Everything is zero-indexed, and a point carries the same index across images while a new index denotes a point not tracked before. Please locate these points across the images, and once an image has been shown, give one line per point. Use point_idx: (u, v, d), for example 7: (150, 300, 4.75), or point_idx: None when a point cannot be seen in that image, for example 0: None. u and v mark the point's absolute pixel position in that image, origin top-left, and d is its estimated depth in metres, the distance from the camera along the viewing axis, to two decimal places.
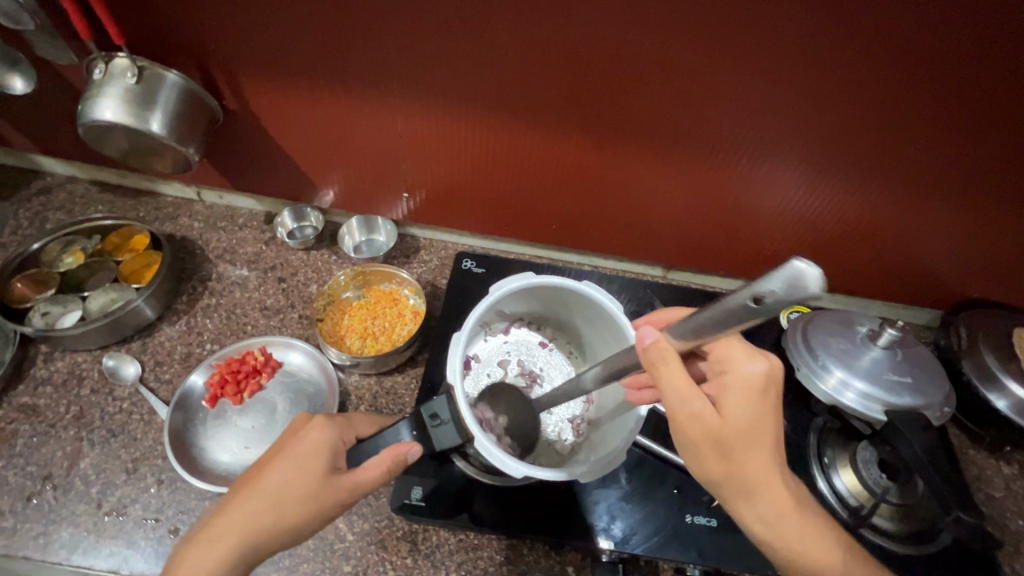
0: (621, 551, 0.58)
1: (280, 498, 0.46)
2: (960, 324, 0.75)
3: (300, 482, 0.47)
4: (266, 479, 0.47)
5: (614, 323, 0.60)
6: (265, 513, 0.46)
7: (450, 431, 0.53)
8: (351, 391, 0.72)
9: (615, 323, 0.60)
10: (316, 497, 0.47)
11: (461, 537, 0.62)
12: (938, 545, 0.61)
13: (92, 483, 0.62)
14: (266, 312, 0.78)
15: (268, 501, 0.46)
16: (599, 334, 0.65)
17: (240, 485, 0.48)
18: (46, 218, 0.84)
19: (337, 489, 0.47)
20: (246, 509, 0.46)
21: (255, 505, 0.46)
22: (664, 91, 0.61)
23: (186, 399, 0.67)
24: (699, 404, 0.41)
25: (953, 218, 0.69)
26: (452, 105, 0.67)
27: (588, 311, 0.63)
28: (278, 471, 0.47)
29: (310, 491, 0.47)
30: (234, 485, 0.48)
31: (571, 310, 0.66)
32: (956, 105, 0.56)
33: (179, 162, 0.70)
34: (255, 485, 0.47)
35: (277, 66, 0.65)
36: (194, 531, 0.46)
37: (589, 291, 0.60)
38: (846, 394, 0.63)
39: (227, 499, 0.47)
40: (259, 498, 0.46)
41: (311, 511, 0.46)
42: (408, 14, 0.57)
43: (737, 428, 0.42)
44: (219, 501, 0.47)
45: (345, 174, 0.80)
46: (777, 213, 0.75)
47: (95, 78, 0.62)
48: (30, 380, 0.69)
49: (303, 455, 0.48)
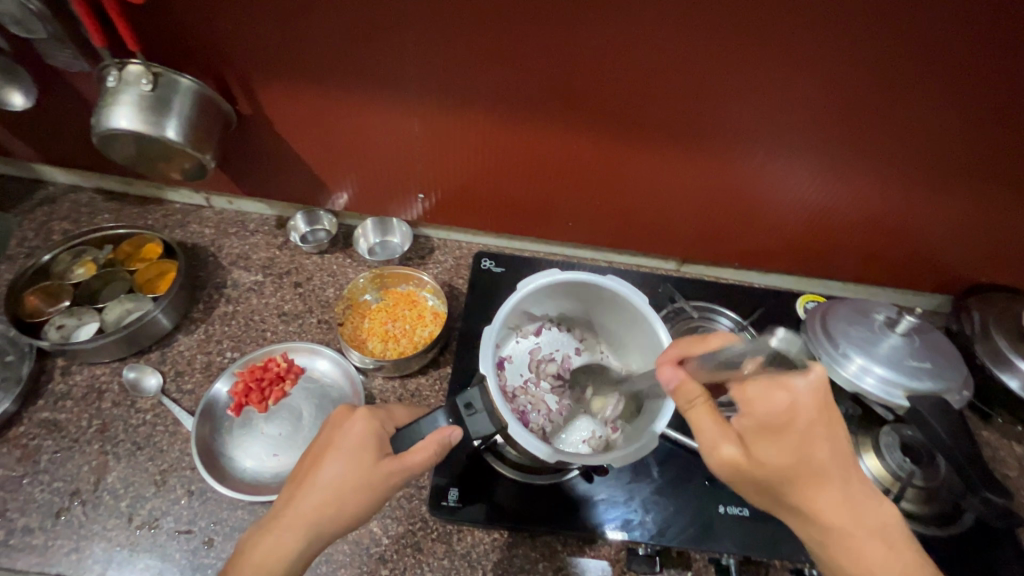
0: (657, 544, 0.60)
1: (337, 491, 0.47)
2: (972, 309, 0.77)
3: (354, 474, 0.48)
4: (320, 473, 0.48)
5: (646, 320, 0.62)
6: (324, 509, 0.47)
7: (484, 419, 0.54)
8: (375, 394, 0.72)
9: (647, 318, 0.61)
10: (374, 483, 0.48)
11: (495, 536, 0.62)
12: (961, 526, 0.63)
13: (121, 497, 0.61)
14: (284, 317, 0.77)
15: (327, 494, 0.47)
16: (630, 328, 0.67)
17: (296, 481, 0.49)
18: (51, 229, 0.82)
19: (387, 475, 0.48)
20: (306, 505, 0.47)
21: (313, 503, 0.47)
22: (685, 88, 0.61)
23: (211, 409, 0.67)
24: (728, 447, 0.43)
25: (964, 207, 0.70)
26: (470, 105, 0.66)
27: (618, 306, 0.65)
28: (329, 464, 0.48)
29: (365, 480, 0.48)
30: (292, 483, 0.49)
31: (603, 305, 0.67)
32: (975, 96, 0.57)
33: (194, 168, 0.68)
34: (312, 480, 0.48)
35: (293, 69, 0.64)
36: (259, 530, 0.47)
37: (617, 286, 0.62)
38: (865, 380, 0.64)
39: (290, 493, 0.48)
40: (321, 491, 0.47)
41: (369, 501, 0.48)
42: (429, 15, 0.56)
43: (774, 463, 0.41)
44: (279, 499, 0.49)
45: (359, 176, 0.79)
46: (791, 206, 0.76)
47: (109, 86, 0.61)
48: (49, 395, 0.68)
49: (353, 446, 0.49)
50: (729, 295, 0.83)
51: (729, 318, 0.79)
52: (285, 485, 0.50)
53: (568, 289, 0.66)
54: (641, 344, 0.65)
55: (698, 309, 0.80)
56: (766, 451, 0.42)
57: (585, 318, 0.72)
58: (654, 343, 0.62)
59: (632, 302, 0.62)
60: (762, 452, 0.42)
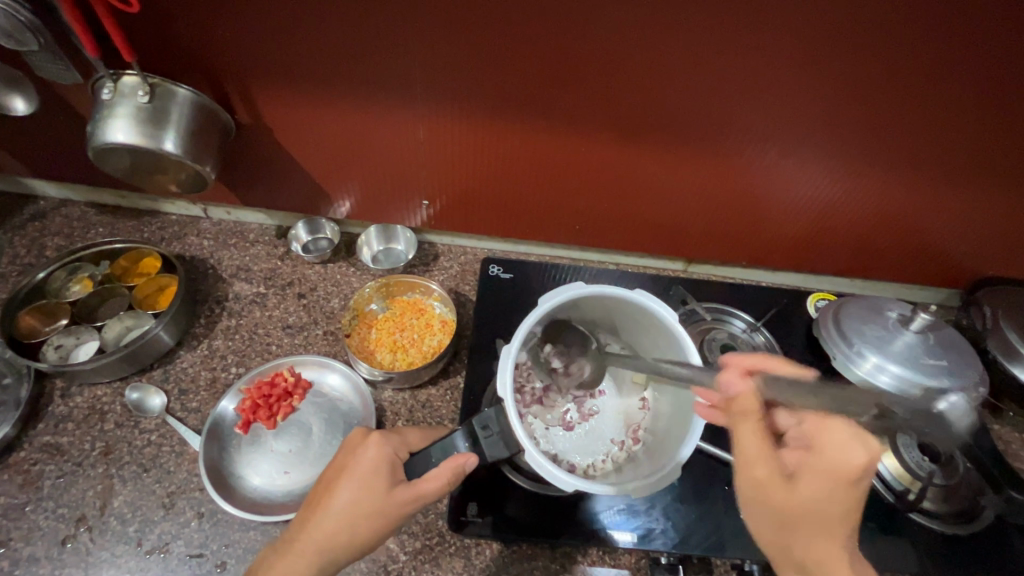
0: (679, 552, 0.59)
1: (352, 515, 0.46)
2: (982, 304, 0.77)
3: (365, 498, 0.47)
4: (334, 499, 0.47)
5: (674, 338, 0.59)
6: (340, 528, 0.46)
7: (498, 443, 0.52)
8: (386, 407, 0.70)
9: (672, 333, 0.59)
10: (385, 510, 0.47)
11: (514, 549, 0.61)
12: (982, 522, 0.63)
13: (129, 522, 0.59)
14: (289, 330, 0.76)
15: (339, 524, 0.46)
16: (655, 342, 0.64)
17: (313, 502, 0.49)
18: (44, 245, 0.80)
19: (402, 501, 0.47)
20: (324, 528, 0.47)
21: (326, 525, 0.46)
22: (696, 90, 0.59)
23: (218, 427, 0.65)
24: (762, 471, 0.43)
25: (974, 203, 0.70)
26: (476, 110, 0.65)
27: (641, 318, 0.63)
28: (342, 491, 0.47)
29: (377, 506, 0.47)
30: (307, 504, 0.49)
31: (628, 317, 0.65)
32: (989, 93, 0.56)
33: (192, 180, 0.67)
34: (325, 504, 0.47)
35: (293, 77, 0.62)
36: (273, 557, 0.47)
37: (643, 301, 0.60)
38: (879, 378, 0.65)
39: (304, 519, 0.48)
40: (334, 517, 0.47)
41: (380, 527, 0.47)
42: (433, 20, 0.55)
43: (805, 504, 0.41)
44: (297, 520, 0.49)
45: (362, 185, 0.78)
46: (801, 206, 0.75)
47: (104, 98, 0.59)
48: (49, 418, 0.66)
49: (366, 473, 0.48)
50: (739, 295, 0.83)
51: (742, 320, 0.78)
52: (301, 508, 0.50)
53: (590, 303, 0.63)
54: (667, 359, 0.63)
55: (712, 311, 0.79)
56: (802, 491, 0.41)
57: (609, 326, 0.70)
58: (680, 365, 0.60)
59: (660, 318, 0.59)
60: (802, 490, 0.41)
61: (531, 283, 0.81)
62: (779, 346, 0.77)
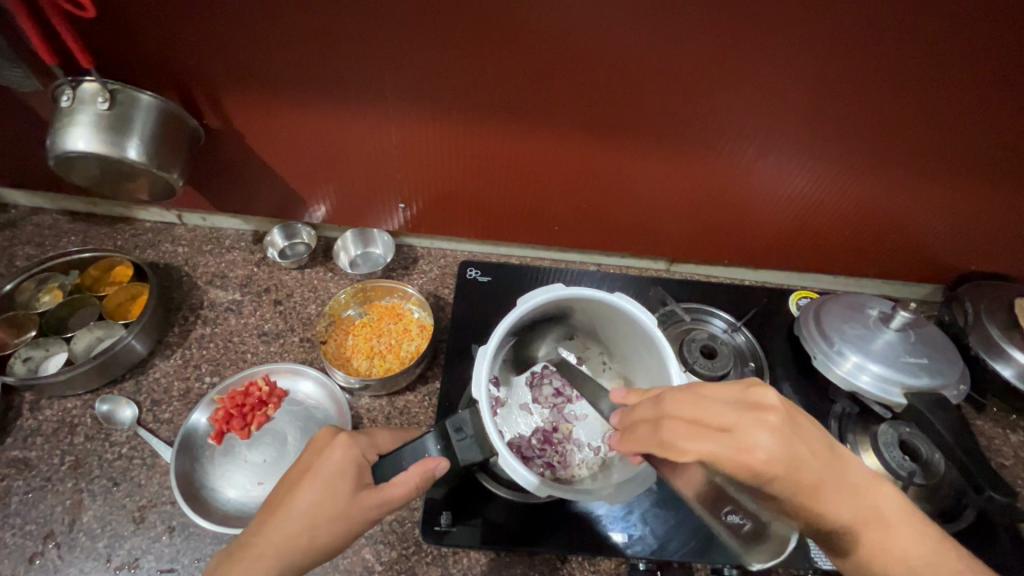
0: (658, 558, 0.59)
1: (313, 520, 0.45)
2: (963, 300, 0.76)
3: (329, 502, 0.45)
4: (294, 502, 0.45)
5: (652, 341, 0.59)
6: (299, 535, 0.44)
7: (471, 446, 0.52)
8: (363, 414, 0.69)
9: (648, 335, 0.59)
10: (349, 517, 0.45)
11: (492, 557, 0.60)
12: (964, 521, 0.62)
13: (98, 537, 0.58)
14: (264, 338, 0.75)
15: (301, 528, 0.45)
16: (633, 345, 0.64)
17: (271, 505, 0.47)
18: (14, 254, 0.78)
19: (368, 507, 0.46)
20: (282, 532, 0.45)
21: (285, 530, 0.44)
22: (669, 90, 0.59)
23: (190, 438, 0.64)
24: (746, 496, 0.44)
25: (952, 199, 0.69)
26: (447, 111, 0.64)
27: (619, 321, 0.63)
28: (303, 495, 0.45)
29: (342, 511, 0.45)
30: (264, 508, 0.47)
31: (602, 320, 0.66)
32: (963, 88, 0.55)
33: (158, 187, 0.65)
34: (285, 510, 0.45)
35: (257, 80, 0.61)
36: (224, 564, 0.44)
37: (623, 304, 0.60)
38: (860, 378, 0.65)
39: (260, 524, 0.46)
40: (294, 521, 0.45)
41: (344, 531, 0.45)
42: (396, 17, 0.53)
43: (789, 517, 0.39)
44: (251, 528, 0.46)
45: (337, 189, 0.77)
46: (781, 204, 0.74)
47: (63, 106, 0.58)
48: (17, 432, 0.65)
49: (330, 475, 0.46)
50: (720, 295, 0.82)
51: (723, 320, 0.78)
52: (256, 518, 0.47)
53: (568, 304, 0.63)
54: (645, 363, 0.63)
55: (691, 311, 0.78)
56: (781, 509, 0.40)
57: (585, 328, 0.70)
58: (657, 368, 0.60)
59: (639, 324, 0.59)
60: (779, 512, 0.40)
61: (510, 286, 0.81)
62: (761, 345, 0.77)
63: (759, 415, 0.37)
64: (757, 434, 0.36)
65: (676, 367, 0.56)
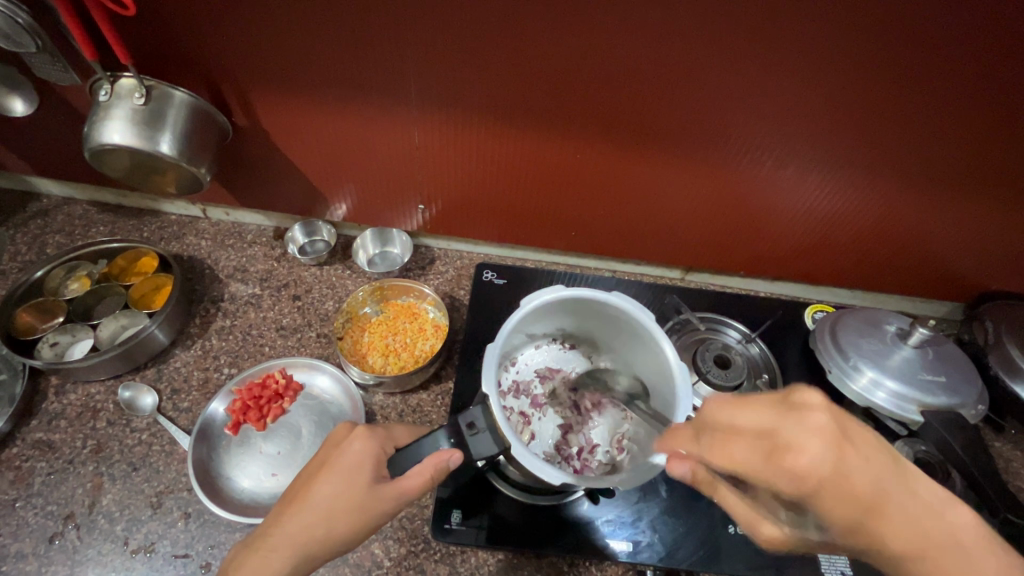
0: (666, 566, 0.59)
1: (327, 520, 0.45)
2: (985, 319, 0.75)
3: (342, 504, 0.46)
4: (308, 504, 0.46)
5: (649, 336, 0.61)
6: (312, 534, 0.45)
7: (486, 440, 0.51)
8: (376, 410, 0.70)
9: (646, 330, 0.61)
10: (367, 522, 0.46)
11: (500, 557, 0.60)
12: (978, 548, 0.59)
13: (116, 520, 0.60)
14: (282, 332, 0.76)
15: (312, 530, 0.45)
16: (631, 344, 0.66)
17: (288, 499, 0.48)
18: (45, 243, 0.81)
19: (376, 511, 0.46)
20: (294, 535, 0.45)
21: (302, 522, 0.45)
22: (692, 97, 0.59)
23: (208, 428, 0.66)
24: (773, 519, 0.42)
25: (967, 216, 0.69)
26: (470, 114, 0.64)
27: (616, 320, 0.65)
28: (316, 496, 0.46)
29: (354, 512, 0.46)
30: (281, 503, 0.47)
31: (605, 323, 0.67)
32: (991, 103, 0.54)
33: (184, 180, 0.67)
34: (299, 509, 0.46)
35: (286, 80, 0.62)
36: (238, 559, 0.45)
37: (619, 302, 0.62)
38: (877, 394, 0.65)
39: (272, 520, 0.46)
40: (307, 524, 0.45)
41: (357, 533, 0.46)
42: (426, 21, 0.54)
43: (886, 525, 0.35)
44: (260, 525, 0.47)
45: (357, 188, 0.78)
46: (797, 217, 0.74)
47: (101, 100, 0.60)
48: (42, 415, 0.67)
49: (343, 476, 0.47)
50: (735, 307, 0.83)
51: (738, 330, 0.78)
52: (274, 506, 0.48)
53: (570, 306, 0.66)
54: (645, 363, 0.65)
55: (705, 321, 0.79)
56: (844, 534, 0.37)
57: (587, 336, 0.72)
58: (657, 365, 0.62)
59: (637, 321, 0.62)
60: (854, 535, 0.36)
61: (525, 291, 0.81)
62: (775, 357, 0.77)
63: (801, 417, 0.36)
64: (737, 444, 0.38)
65: (676, 357, 0.58)
